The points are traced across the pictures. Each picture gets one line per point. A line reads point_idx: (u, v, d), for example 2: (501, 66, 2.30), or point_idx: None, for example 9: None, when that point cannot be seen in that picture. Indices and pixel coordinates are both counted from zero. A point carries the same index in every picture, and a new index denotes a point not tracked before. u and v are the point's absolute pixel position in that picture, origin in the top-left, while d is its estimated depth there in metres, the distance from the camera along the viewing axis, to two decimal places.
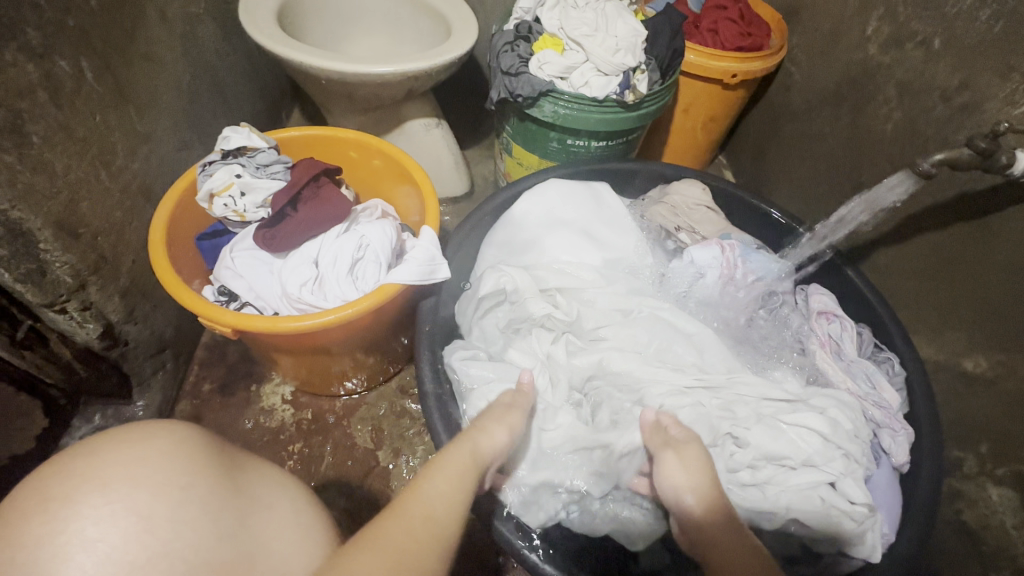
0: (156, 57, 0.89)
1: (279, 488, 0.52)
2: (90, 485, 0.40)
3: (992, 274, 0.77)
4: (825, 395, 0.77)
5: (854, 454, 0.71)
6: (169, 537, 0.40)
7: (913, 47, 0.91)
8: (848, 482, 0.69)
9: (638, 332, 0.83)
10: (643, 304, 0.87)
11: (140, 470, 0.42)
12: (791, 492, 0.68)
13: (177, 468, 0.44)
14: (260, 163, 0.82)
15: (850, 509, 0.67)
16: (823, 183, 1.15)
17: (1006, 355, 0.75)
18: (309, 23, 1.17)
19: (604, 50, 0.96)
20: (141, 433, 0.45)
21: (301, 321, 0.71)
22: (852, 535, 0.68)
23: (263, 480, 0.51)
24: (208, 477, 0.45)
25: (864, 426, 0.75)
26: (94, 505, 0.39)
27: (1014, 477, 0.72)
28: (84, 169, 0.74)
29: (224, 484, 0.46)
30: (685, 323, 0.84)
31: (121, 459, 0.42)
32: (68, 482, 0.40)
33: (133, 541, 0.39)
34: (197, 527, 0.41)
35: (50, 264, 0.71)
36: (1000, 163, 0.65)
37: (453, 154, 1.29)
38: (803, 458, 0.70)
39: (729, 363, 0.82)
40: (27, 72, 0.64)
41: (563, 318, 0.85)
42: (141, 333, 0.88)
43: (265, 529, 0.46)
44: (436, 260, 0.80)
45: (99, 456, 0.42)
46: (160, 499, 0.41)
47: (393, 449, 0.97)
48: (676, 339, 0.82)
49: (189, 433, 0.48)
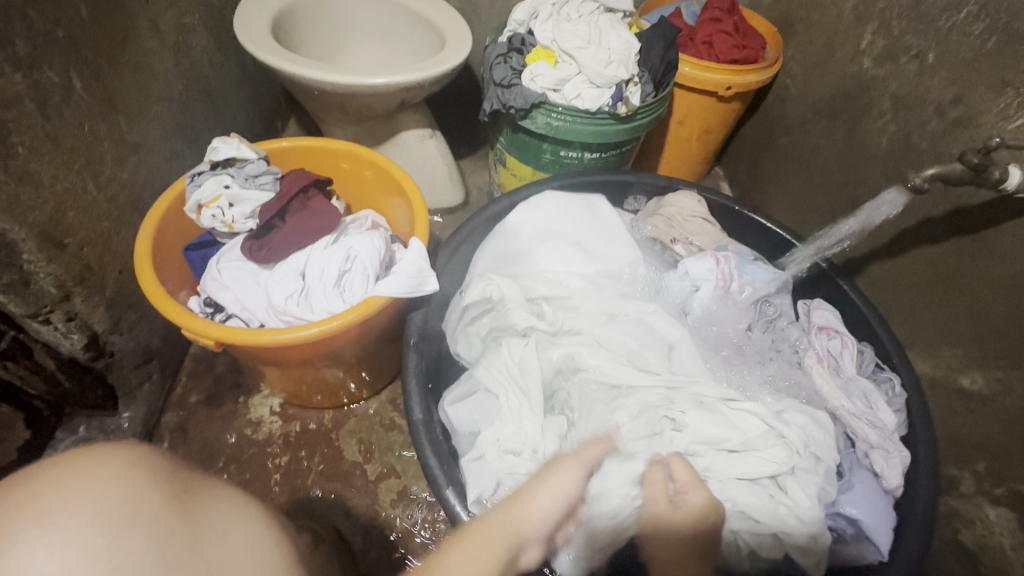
0: (147, 67, 0.89)
1: (239, 506, 0.50)
2: (27, 517, 0.39)
3: (988, 290, 0.76)
4: (799, 410, 0.76)
5: (806, 460, 0.70)
6: (108, 568, 0.39)
7: (907, 60, 0.91)
8: (793, 482, 0.69)
9: (614, 333, 0.83)
10: (627, 309, 0.86)
11: (78, 500, 0.40)
12: (727, 487, 0.69)
13: (119, 494, 0.42)
14: (249, 174, 0.82)
15: (799, 508, 0.67)
16: (818, 196, 1.14)
17: (1003, 372, 0.73)
18: (304, 35, 1.18)
19: (597, 62, 0.96)
20: (85, 457, 0.43)
21: (284, 334, 0.70)
22: (800, 534, 0.67)
23: (221, 499, 0.49)
24: (156, 501, 0.43)
25: (832, 450, 0.73)
26: (30, 538, 0.38)
27: (1012, 496, 0.71)
28: (71, 179, 0.73)
29: (172, 510, 0.44)
30: (667, 328, 0.84)
31: (60, 486, 0.41)
32: (7, 512, 0.39)
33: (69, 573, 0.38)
34: (138, 556, 0.40)
35: (34, 274, 0.70)
36: (993, 178, 0.64)
37: (447, 165, 1.29)
38: (747, 453, 0.70)
39: (697, 369, 0.81)
40: (15, 82, 0.64)
41: (546, 329, 0.84)
42: (127, 343, 0.87)
43: (224, 559, 0.44)
44: (425, 272, 0.78)
45: (38, 483, 0.41)
46: (99, 529, 0.40)
47: (381, 463, 0.96)
48: (653, 344, 0.82)
49: (136, 454, 0.45)
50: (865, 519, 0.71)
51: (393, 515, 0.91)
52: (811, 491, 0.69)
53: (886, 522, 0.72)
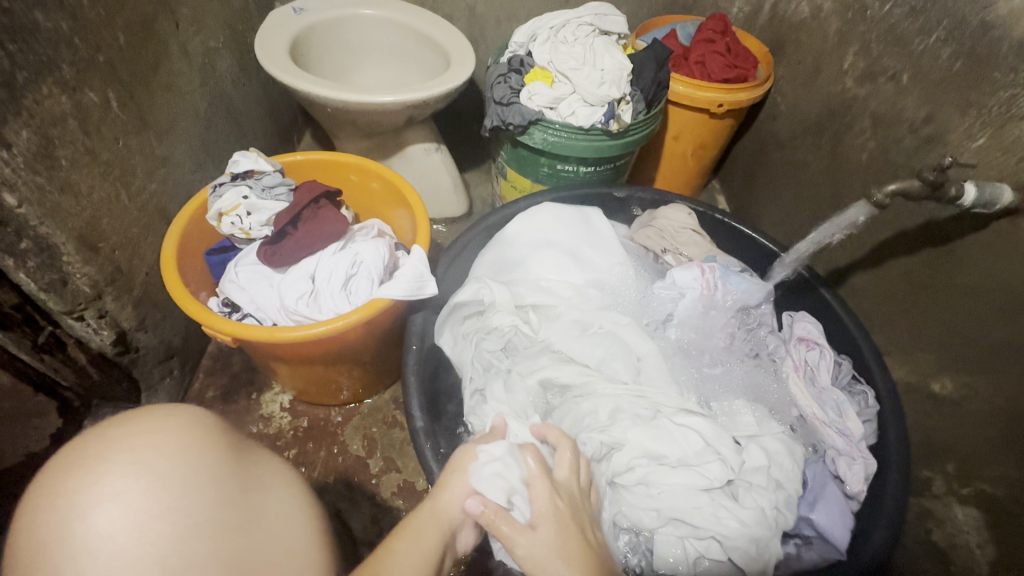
0: (176, 88, 0.97)
1: (279, 475, 0.61)
2: (122, 449, 0.50)
3: (957, 300, 0.80)
4: (776, 437, 0.80)
5: (761, 481, 0.75)
6: (181, 495, 0.49)
7: (885, 81, 0.96)
8: (744, 491, 0.73)
9: (585, 346, 0.87)
10: (603, 321, 0.90)
11: (162, 441, 0.52)
12: (671, 494, 0.73)
13: (190, 441, 0.53)
14: (266, 185, 0.89)
15: (736, 513, 0.71)
16: (806, 209, 1.18)
17: (969, 377, 0.77)
18: (318, 55, 1.26)
19: (590, 83, 1.03)
20: (165, 413, 0.55)
21: (295, 331, 0.76)
22: (740, 537, 0.71)
23: (267, 464, 0.60)
24: (220, 452, 0.55)
25: (796, 478, 0.77)
26: (123, 463, 0.49)
27: (978, 496, 0.74)
28: (106, 189, 0.81)
29: (230, 463, 0.55)
30: (636, 341, 0.88)
31: (149, 429, 0.52)
32: (106, 445, 0.50)
33: (150, 494, 0.48)
34: (204, 489, 0.51)
35: (72, 275, 0.77)
36: (949, 195, 0.68)
37: (451, 177, 1.35)
38: (688, 469, 0.74)
39: (664, 379, 0.85)
40: (61, 103, 0.72)
41: (527, 332, 0.90)
42: (151, 340, 0.95)
43: (270, 507, 0.55)
44: (424, 276, 0.84)
45: (132, 425, 0.53)
46: (176, 463, 0.51)
47: (383, 457, 1.01)
48: (623, 356, 0.86)
49: (202, 417, 0.57)
50: (823, 513, 0.77)
51: (393, 507, 0.96)
52: (758, 495, 0.73)
53: (844, 520, 0.77)
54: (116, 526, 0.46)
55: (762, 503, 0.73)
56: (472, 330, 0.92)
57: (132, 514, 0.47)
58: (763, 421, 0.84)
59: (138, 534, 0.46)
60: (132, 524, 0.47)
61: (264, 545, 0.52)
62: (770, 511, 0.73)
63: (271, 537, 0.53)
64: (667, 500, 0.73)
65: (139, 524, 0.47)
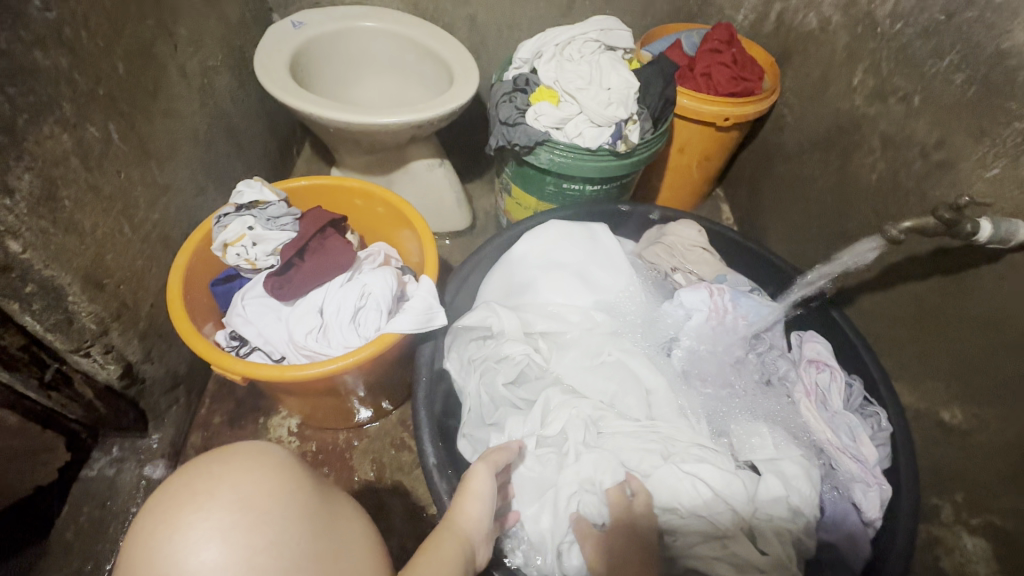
0: (176, 112, 0.95)
1: (356, 507, 0.59)
2: (227, 485, 0.49)
3: (967, 329, 0.80)
4: (796, 461, 0.80)
5: (779, 512, 0.76)
6: (279, 531, 0.48)
7: (894, 102, 0.95)
8: (764, 532, 0.74)
9: (596, 379, 0.88)
10: (611, 349, 0.90)
11: (260, 475, 0.51)
12: (687, 542, 0.74)
13: (285, 478, 0.52)
14: (271, 216, 0.88)
15: (754, 559, 0.71)
16: (813, 225, 1.18)
17: (979, 408, 0.78)
18: (318, 70, 1.24)
19: (597, 103, 1.01)
20: (256, 448, 0.54)
21: (306, 369, 0.76)
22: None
23: (344, 500, 0.59)
24: (307, 489, 0.54)
25: (812, 504, 0.77)
26: (227, 498, 0.48)
27: (987, 527, 0.74)
28: (109, 224, 0.80)
29: (317, 499, 0.54)
30: (647, 373, 0.88)
31: (247, 465, 0.51)
32: (210, 480, 0.49)
33: (253, 529, 0.47)
34: (300, 524, 0.50)
35: (77, 313, 0.76)
36: (965, 230, 0.68)
37: (455, 192, 1.34)
38: (701, 517, 0.74)
39: (674, 412, 0.85)
40: (62, 142, 0.71)
41: (539, 361, 0.89)
42: (157, 370, 0.94)
43: (353, 542, 0.54)
44: (434, 307, 0.84)
45: (229, 458, 0.52)
46: (275, 501, 0.50)
47: (392, 482, 1.01)
48: (634, 389, 0.86)
49: (288, 452, 0.56)
50: (838, 544, 0.79)
51: (403, 532, 0.97)
52: (782, 537, 0.74)
53: (861, 552, 0.78)
54: (222, 565, 0.45)
55: (785, 547, 0.74)
56: (479, 355, 0.91)
57: (237, 551, 0.45)
58: (783, 450, 0.82)
59: (244, 569, 0.45)
60: (236, 560, 0.45)
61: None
62: (789, 553, 0.73)
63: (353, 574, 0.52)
64: (683, 548, 0.74)
65: (244, 561, 0.45)
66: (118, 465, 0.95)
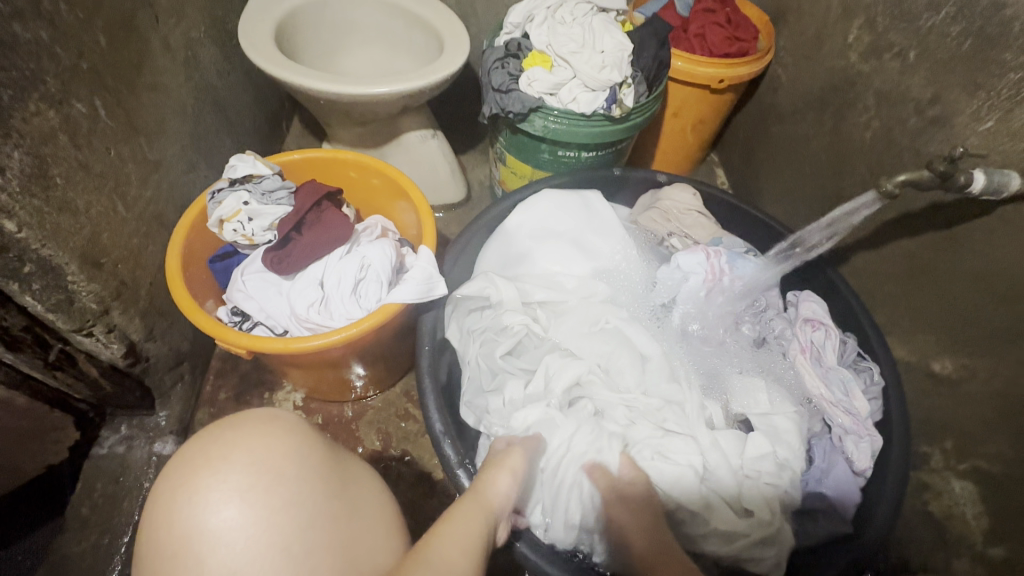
0: (163, 87, 0.93)
1: (366, 467, 0.61)
2: (241, 451, 0.50)
3: (958, 282, 0.81)
4: (789, 416, 0.83)
5: (767, 468, 0.78)
6: (296, 489, 0.50)
7: (890, 58, 0.94)
8: (751, 489, 0.77)
9: (593, 344, 0.88)
10: (609, 317, 0.91)
11: (272, 438, 0.52)
12: (678, 505, 0.76)
13: (298, 438, 0.54)
14: (266, 190, 0.87)
15: (733, 526, 0.75)
16: (807, 186, 1.18)
17: (968, 359, 0.80)
18: (304, 40, 1.21)
19: (591, 67, 1.00)
20: (267, 414, 0.55)
21: (310, 341, 0.77)
22: (745, 549, 0.74)
23: (354, 460, 0.60)
24: (319, 449, 0.55)
25: (798, 458, 0.81)
26: (243, 461, 0.50)
27: (974, 472, 0.77)
28: (103, 203, 0.79)
29: (330, 460, 0.55)
30: (643, 341, 0.88)
31: (260, 430, 0.52)
32: (224, 446, 0.51)
33: (271, 488, 0.49)
34: (316, 483, 0.51)
35: (77, 293, 0.76)
36: (959, 182, 0.69)
37: (449, 163, 1.33)
38: (687, 482, 0.76)
39: (671, 374, 0.86)
40: (48, 119, 0.69)
41: (537, 331, 0.90)
42: (160, 349, 0.94)
43: (365, 495, 0.56)
44: (434, 277, 0.84)
45: (242, 425, 0.53)
46: (289, 461, 0.51)
47: (398, 450, 1.04)
48: (628, 355, 0.87)
49: (297, 416, 0.57)
50: (830, 495, 0.81)
51: (413, 498, 0.99)
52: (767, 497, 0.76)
53: (851, 502, 0.81)
54: (245, 523, 0.47)
55: (771, 506, 0.76)
56: (478, 323, 0.93)
57: (255, 510, 0.47)
58: (777, 406, 0.85)
59: (265, 526, 0.47)
60: (256, 518, 0.47)
61: (369, 535, 0.53)
62: (774, 509, 0.76)
63: (369, 526, 0.53)
64: (674, 513, 0.76)
65: (263, 519, 0.47)
66: (127, 442, 0.96)
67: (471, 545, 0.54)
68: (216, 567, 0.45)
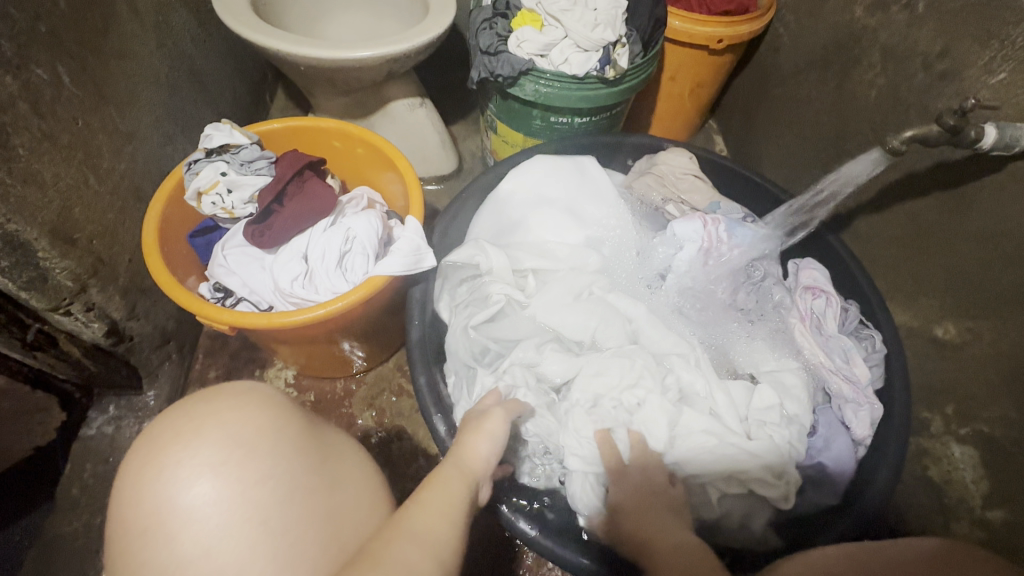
0: (132, 53, 0.88)
1: (350, 442, 0.60)
2: (214, 424, 0.49)
3: (964, 245, 0.79)
4: (795, 372, 0.83)
5: (773, 418, 0.77)
6: (273, 462, 0.48)
7: (897, 10, 0.89)
8: (758, 429, 0.76)
9: (581, 305, 0.86)
10: (594, 288, 0.89)
11: (248, 412, 0.51)
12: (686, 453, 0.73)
13: (272, 413, 0.52)
14: (244, 160, 0.84)
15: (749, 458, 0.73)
16: (808, 150, 1.14)
17: (972, 322, 0.77)
18: (284, 4, 1.15)
19: (583, 26, 0.95)
20: (242, 388, 0.54)
21: (295, 316, 0.74)
22: (755, 467, 0.73)
23: (336, 436, 0.59)
24: (299, 424, 0.53)
25: (806, 411, 0.79)
26: (217, 433, 0.49)
27: (976, 436, 0.76)
28: (73, 176, 0.75)
29: (310, 434, 0.54)
30: (625, 306, 0.86)
31: (235, 404, 0.51)
32: (196, 420, 0.49)
33: (246, 462, 0.47)
34: (294, 456, 0.50)
35: (51, 271, 0.73)
36: (969, 138, 0.66)
37: (439, 133, 1.28)
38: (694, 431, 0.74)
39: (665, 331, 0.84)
40: (6, 84, 0.65)
41: (520, 299, 0.87)
42: (145, 328, 0.92)
43: (350, 471, 0.54)
44: (422, 249, 0.81)
45: (216, 399, 0.51)
46: (264, 435, 0.50)
47: (392, 426, 1.02)
48: (612, 322, 0.84)
49: (277, 391, 0.56)
50: (830, 466, 0.79)
51: (408, 472, 0.98)
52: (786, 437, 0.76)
53: (846, 475, 0.79)
54: (217, 497, 0.46)
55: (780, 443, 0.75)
56: (466, 292, 0.91)
57: (230, 484, 0.46)
58: (785, 362, 0.84)
59: (240, 501, 0.46)
60: (232, 493, 0.46)
61: (353, 511, 0.51)
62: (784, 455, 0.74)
63: (351, 501, 0.52)
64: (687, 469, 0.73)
65: (238, 493, 0.46)
66: (116, 422, 0.95)
67: (454, 510, 0.50)
68: (189, 543, 0.44)
